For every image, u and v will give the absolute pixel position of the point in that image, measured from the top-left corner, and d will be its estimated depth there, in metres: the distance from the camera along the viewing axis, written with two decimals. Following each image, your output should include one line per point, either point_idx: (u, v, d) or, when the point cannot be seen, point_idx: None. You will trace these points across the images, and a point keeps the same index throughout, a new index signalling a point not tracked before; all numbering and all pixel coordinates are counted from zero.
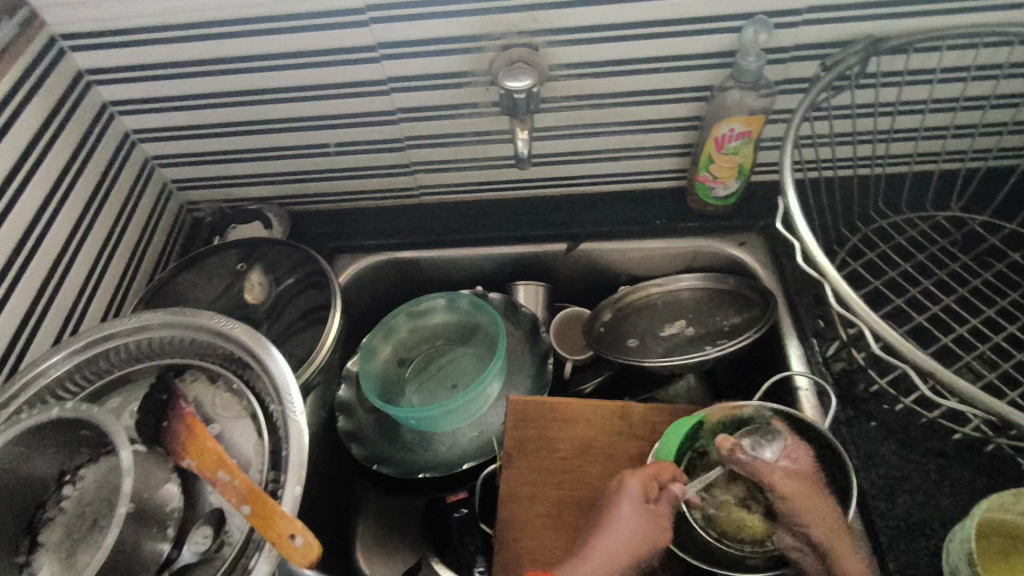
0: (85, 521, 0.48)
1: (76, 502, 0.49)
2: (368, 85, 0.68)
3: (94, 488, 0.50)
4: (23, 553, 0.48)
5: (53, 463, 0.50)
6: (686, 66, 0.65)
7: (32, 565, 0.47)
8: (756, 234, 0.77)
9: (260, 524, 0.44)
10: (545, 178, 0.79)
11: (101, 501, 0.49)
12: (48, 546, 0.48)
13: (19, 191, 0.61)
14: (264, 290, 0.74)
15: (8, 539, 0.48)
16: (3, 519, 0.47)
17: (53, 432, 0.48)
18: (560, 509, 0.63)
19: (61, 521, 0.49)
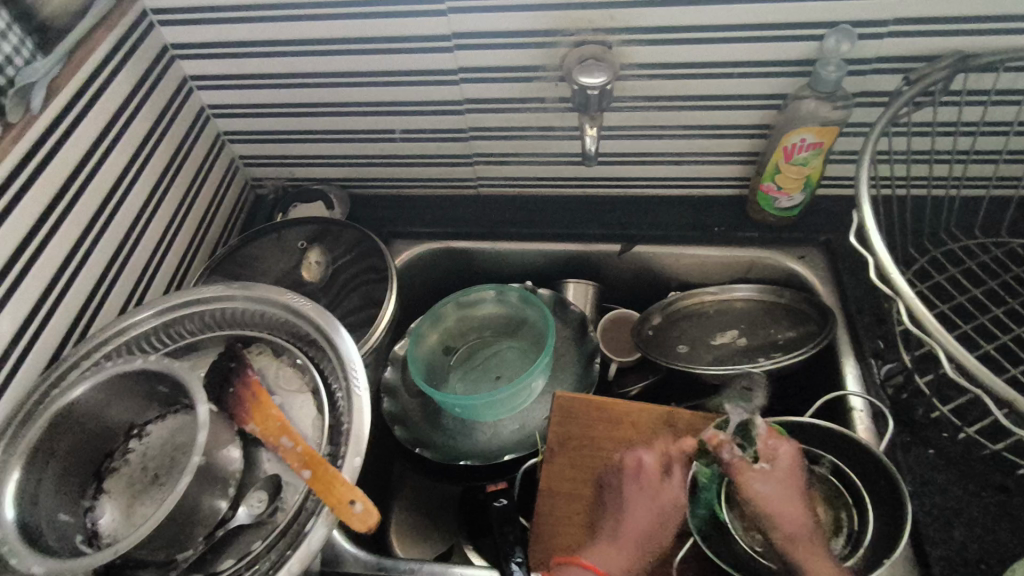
0: (149, 475, 0.51)
1: (142, 456, 0.52)
2: (439, 74, 0.69)
3: (159, 444, 0.52)
4: (90, 498, 0.50)
5: (124, 416, 0.52)
6: (761, 73, 0.64)
7: (96, 511, 0.50)
8: (818, 249, 0.75)
9: (322, 488, 0.47)
10: (604, 177, 0.79)
11: (165, 456, 0.51)
12: (113, 495, 0.50)
13: (105, 156, 0.64)
14: (321, 268, 0.76)
15: (78, 483, 0.50)
16: (77, 462, 0.50)
17: (132, 386, 0.50)
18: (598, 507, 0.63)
19: (126, 473, 0.51)
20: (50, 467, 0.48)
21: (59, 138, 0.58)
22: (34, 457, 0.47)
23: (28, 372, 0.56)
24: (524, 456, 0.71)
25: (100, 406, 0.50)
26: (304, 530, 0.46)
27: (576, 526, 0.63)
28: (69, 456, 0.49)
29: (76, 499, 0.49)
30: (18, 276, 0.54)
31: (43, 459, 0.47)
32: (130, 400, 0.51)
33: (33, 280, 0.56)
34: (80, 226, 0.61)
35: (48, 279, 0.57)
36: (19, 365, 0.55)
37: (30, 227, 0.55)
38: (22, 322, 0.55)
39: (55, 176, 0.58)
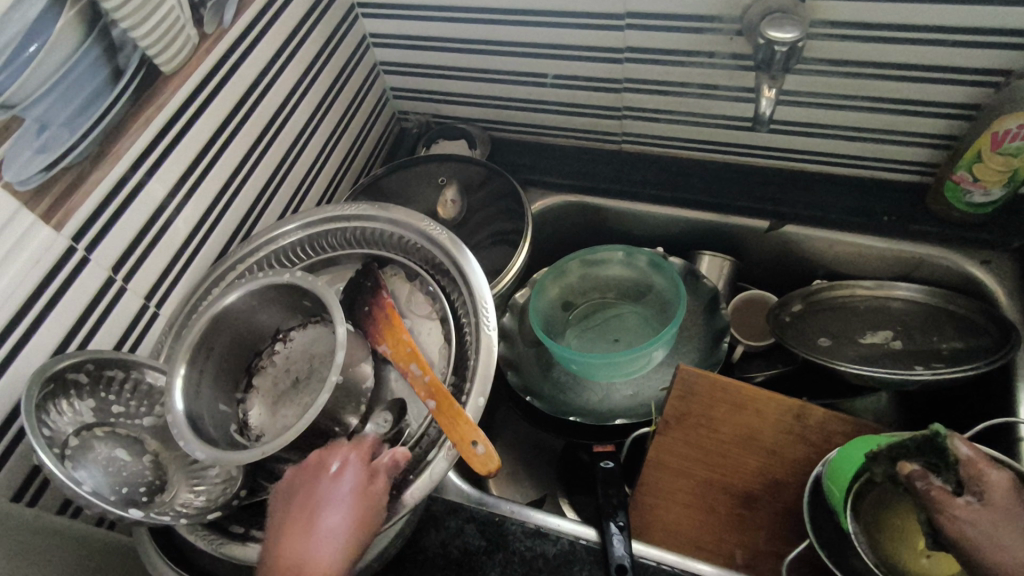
0: (290, 376, 0.55)
1: (286, 358, 0.56)
2: (605, 18, 0.65)
3: (300, 349, 0.56)
4: (241, 392, 0.54)
5: (273, 321, 0.56)
6: (985, 42, 0.55)
7: (247, 404, 0.54)
8: (1008, 254, 0.66)
9: (450, 423, 0.48)
10: (764, 147, 0.73)
11: (306, 362, 0.55)
12: (261, 392, 0.55)
13: (279, 74, 0.67)
14: (456, 208, 0.77)
15: (231, 377, 0.54)
16: (233, 359, 0.54)
17: (283, 294, 0.53)
18: (705, 488, 0.61)
19: (271, 373, 0.55)
20: (211, 358, 0.52)
21: (242, 51, 0.61)
22: (198, 347, 0.50)
23: (197, 268, 0.61)
24: (635, 424, 0.69)
25: (254, 310, 0.53)
26: (426, 459, 0.49)
27: (678, 501, 0.61)
28: (225, 350, 0.53)
29: (229, 391, 0.54)
30: (198, 178, 0.59)
31: (205, 350, 0.51)
32: (281, 307, 0.55)
33: (209, 184, 0.60)
34: (252, 138, 0.65)
35: (221, 185, 0.62)
36: (190, 261, 0.60)
37: (211, 133, 0.59)
38: (197, 222, 0.60)
39: (237, 88, 0.61)
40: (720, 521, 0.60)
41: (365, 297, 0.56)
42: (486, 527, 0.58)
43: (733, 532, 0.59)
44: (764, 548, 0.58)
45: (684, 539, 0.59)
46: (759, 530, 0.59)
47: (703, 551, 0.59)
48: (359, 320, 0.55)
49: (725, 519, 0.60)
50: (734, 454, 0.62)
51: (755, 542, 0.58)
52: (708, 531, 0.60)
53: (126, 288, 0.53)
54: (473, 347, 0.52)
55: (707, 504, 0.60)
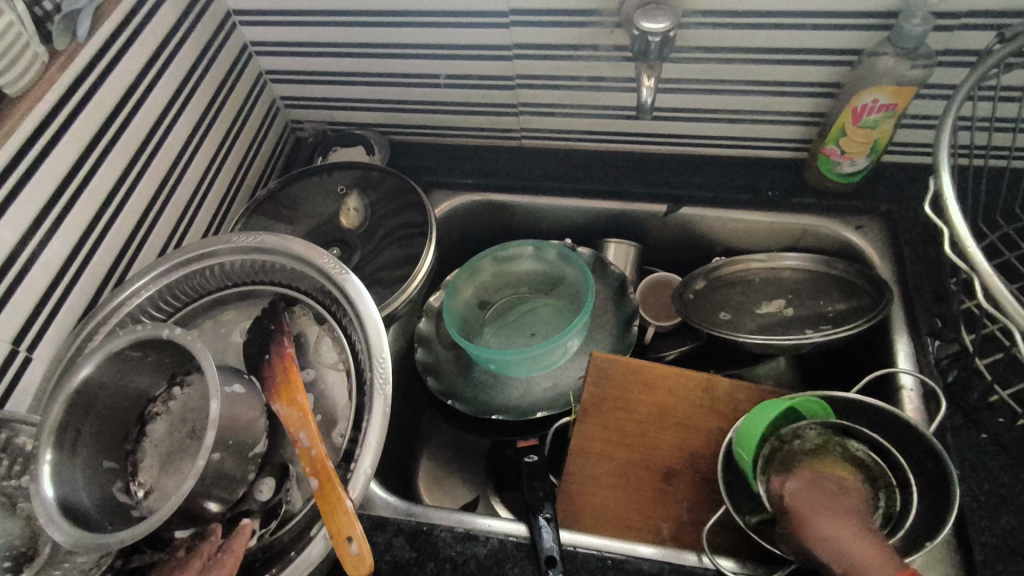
0: (187, 426, 0.51)
1: (182, 405, 0.51)
2: (488, 16, 0.66)
3: (197, 397, 0.51)
4: (132, 441, 0.50)
5: (164, 368, 0.51)
6: (837, 24, 0.59)
7: (137, 455, 0.50)
8: (878, 219, 0.71)
9: (325, 511, 0.45)
10: (656, 134, 0.76)
11: (202, 411, 0.51)
12: (154, 441, 0.50)
13: (151, 90, 0.63)
14: (360, 216, 0.74)
15: (120, 427, 0.50)
16: (120, 410, 0.49)
17: (167, 345, 0.48)
18: (625, 470, 0.63)
19: (166, 420, 0.51)
20: (92, 412, 0.47)
21: (103, 68, 0.57)
22: (72, 405, 0.45)
23: (73, 305, 0.56)
24: (557, 415, 0.70)
25: (138, 360, 0.49)
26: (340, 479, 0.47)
27: (599, 484, 0.62)
28: (110, 401, 0.48)
29: (117, 442, 0.49)
30: (64, 208, 0.54)
31: (82, 407, 0.46)
32: (170, 354, 0.50)
33: (79, 213, 0.56)
34: (124, 161, 0.60)
35: (92, 213, 0.57)
36: (63, 299, 0.55)
37: (75, 158, 0.55)
38: (67, 255, 0.55)
39: (101, 108, 0.57)
40: (643, 499, 0.61)
41: (268, 345, 0.53)
42: (415, 538, 0.57)
43: (652, 509, 0.61)
44: (686, 519, 0.60)
45: (609, 522, 0.61)
46: (677, 505, 0.61)
47: (625, 531, 0.60)
48: (261, 374, 0.52)
49: (649, 496, 0.61)
50: (650, 433, 0.64)
51: (676, 513, 0.60)
52: (632, 509, 0.61)
53: None
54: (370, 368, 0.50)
55: (627, 484, 0.62)
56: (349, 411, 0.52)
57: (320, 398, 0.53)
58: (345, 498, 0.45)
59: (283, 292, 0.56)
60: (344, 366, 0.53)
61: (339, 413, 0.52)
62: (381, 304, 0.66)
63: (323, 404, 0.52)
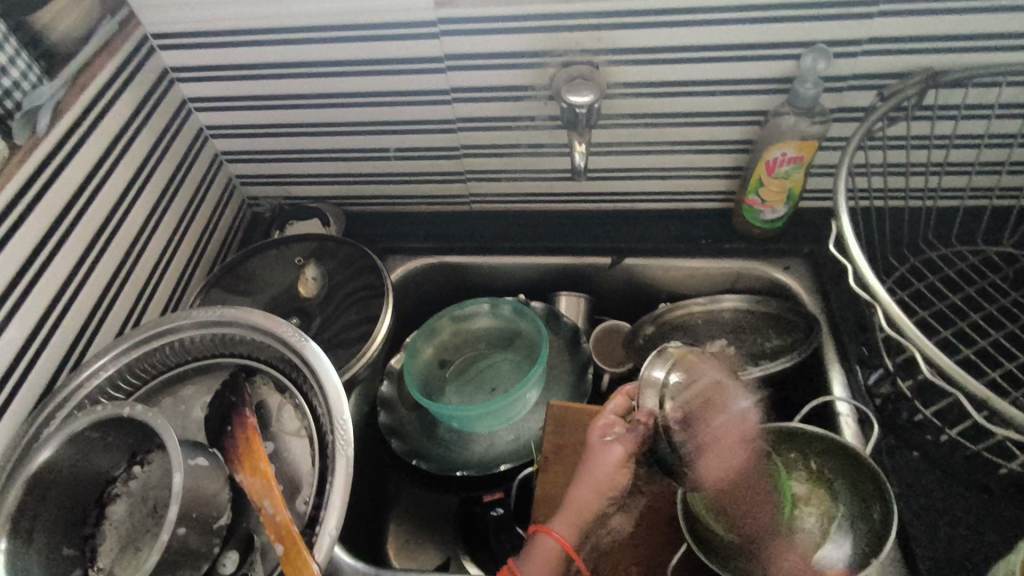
0: (148, 505, 0.50)
1: (143, 484, 0.51)
2: (432, 94, 0.71)
3: (158, 475, 0.51)
4: (90, 525, 0.49)
5: (123, 447, 0.51)
6: (743, 89, 0.66)
7: (96, 539, 0.49)
8: (802, 260, 0.78)
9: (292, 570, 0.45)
10: (595, 192, 0.81)
11: (164, 488, 0.51)
12: (113, 523, 0.50)
13: (107, 176, 0.65)
14: (317, 285, 0.77)
15: (78, 510, 0.49)
16: (78, 492, 0.49)
17: (126, 423, 0.49)
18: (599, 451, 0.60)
19: (126, 501, 0.50)
20: (50, 496, 0.47)
21: (63, 159, 0.60)
22: (30, 488, 0.46)
23: (28, 391, 0.56)
24: (521, 465, 0.72)
25: (97, 441, 0.49)
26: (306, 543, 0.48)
27: (600, 488, 0.58)
28: (69, 485, 0.49)
29: (74, 526, 0.49)
30: (22, 294, 0.55)
31: (40, 490, 0.47)
32: (130, 433, 0.51)
33: (36, 299, 0.57)
34: (81, 245, 0.62)
35: (49, 298, 0.58)
36: (18, 384, 0.55)
37: (33, 245, 0.57)
38: (23, 341, 0.55)
39: (60, 196, 0.59)
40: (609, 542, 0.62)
41: (229, 416, 0.54)
42: None
43: (616, 552, 0.62)
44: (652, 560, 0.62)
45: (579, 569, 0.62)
46: (633, 521, 0.63)
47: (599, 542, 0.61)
48: (223, 445, 0.53)
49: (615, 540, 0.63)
50: None
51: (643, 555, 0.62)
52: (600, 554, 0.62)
53: None
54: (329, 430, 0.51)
55: (614, 468, 0.59)
56: (313, 476, 0.52)
57: (282, 464, 0.53)
58: (310, 558, 0.45)
59: (244, 363, 0.58)
60: (306, 431, 0.54)
61: (302, 478, 0.52)
62: (342, 369, 0.67)
63: (286, 468, 0.53)
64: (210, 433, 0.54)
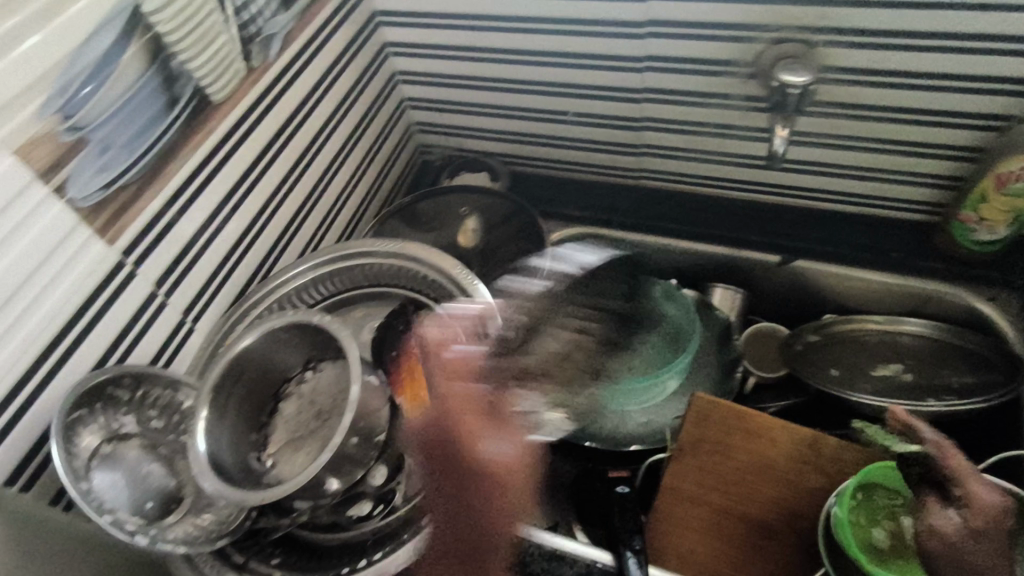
0: (315, 409, 0.55)
1: (312, 390, 0.55)
2: (625, 61, 0.70)
3: (328, 384, 0.55)
4: (266, 415, 0.55)
5: (301, 353, 0.55)
6: (986, 90, 0.58)
7: (269, 428, 0.55)
8: (1013, 292, 0.68)
9: (441, 501, 0.49)
10: (775, 184, 0.76)
11: (331, 396, 0.54)
12: (286, 417, 0.55)
13: (317, 105, 0.71)
14: (477, 237, 0.79)
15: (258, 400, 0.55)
16: (261, 384, 0.55)
17: (313, 332, 0.53)
18: (434, 449, 0.49)
19: (298, 401, 0.56)
20: (242, 382, 0.53)
21: (286, 82, 0.66)
22: (229, 369, 0.52)
23: (230, 288, 0.63)
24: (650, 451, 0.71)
25: (285, 342, 0.54)
26: None
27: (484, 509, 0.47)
28: (257, 377, 0.54)
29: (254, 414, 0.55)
30: (237, 202, 0.62)
31: (236, 374, 0.52)
32: (313, 341, 0.54)
33: (248, 206, 0.64)
34: (288, 166, 0.68)
35: (258, 207, 0.65)
36: (225, 280, 0.62)
37: (253, 160, 0.63)
38: (232, 243, 0.62)
39: (279, 118, 0.65)
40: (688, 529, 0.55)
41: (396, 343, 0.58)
42: None
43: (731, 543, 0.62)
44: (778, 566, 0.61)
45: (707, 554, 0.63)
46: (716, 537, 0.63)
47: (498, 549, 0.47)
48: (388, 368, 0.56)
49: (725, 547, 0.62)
50: (748, 481, 0.63)
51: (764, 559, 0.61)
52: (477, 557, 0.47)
53: (166, 303, 0.56)
54: (489, 375, 0.53)
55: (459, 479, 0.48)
56: None
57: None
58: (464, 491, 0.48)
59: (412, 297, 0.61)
60: None
61: None
62: None
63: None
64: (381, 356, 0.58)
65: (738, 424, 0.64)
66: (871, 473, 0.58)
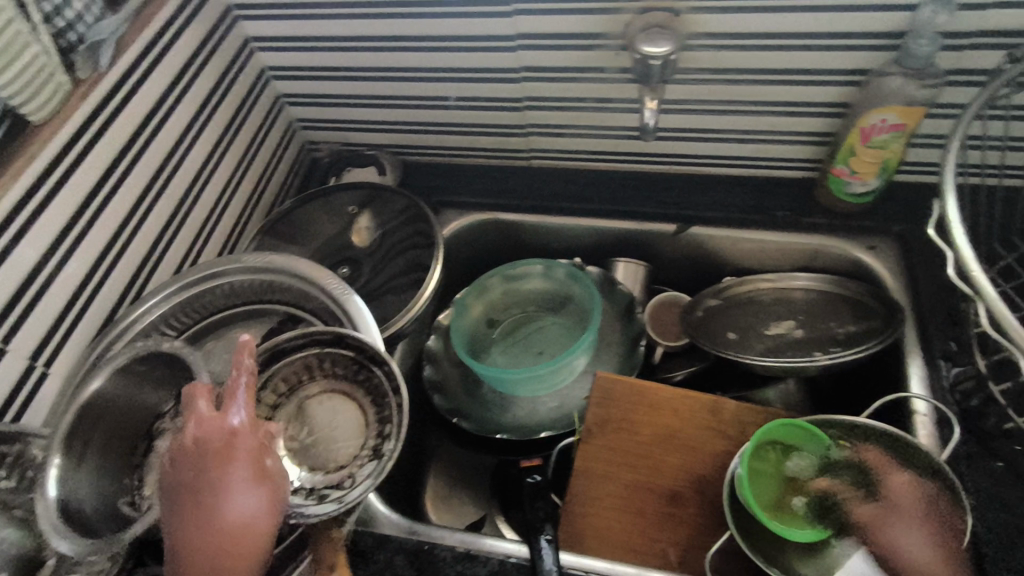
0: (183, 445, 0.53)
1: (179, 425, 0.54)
2: (497, 40, 0.67)
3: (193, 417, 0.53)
4: (138, 457, 0.53)
5: (170, 385, 0.54)
6: (844, 45, 0.59)
7: (144, 470, 0.52)
8: (891, 239, 0.70)
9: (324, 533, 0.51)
10: (663, 153, 0.76)
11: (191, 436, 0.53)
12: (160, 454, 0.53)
13: (171, 111, 0.66)
14: (371, 234, 0.76)
15: (128, 441, 0.53)
16: (125, 427, 0.52)
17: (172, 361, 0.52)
18: (220, 475, 0.42)
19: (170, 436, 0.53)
20: (100, 429, 0.50)
21: (125, 93, 0.60)
22: (83, 415, 0.49)
23: (90, 321, 0.58)
24: (562, 434, 0.70)
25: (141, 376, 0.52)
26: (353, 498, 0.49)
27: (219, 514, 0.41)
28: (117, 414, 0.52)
29: (124, 457, 0.52)
30: (84, 227, 0.57)
31: (90, 423, 0.49)
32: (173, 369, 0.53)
33: (100, 231, 0.58)
34: (142, 181, 0.62)
35: (112, 231, 0.60)
36: (82, 314, 0.57)
37: (96, 181, 0.57)
38: (85, 274, 0.57)
39: (122, 132, 0.60)
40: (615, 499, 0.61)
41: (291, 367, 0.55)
42: (416, 558, 0.58)
43: (648, 518, 0.61)
44: (693, 542, 0.59)
45: (627, 532, 0.61)
46: (635, 514, 0.62)
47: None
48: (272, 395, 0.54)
49: (642, 521, 0.61)
50: (656, 454, 0.64)
51: (683, 528, 0.60)
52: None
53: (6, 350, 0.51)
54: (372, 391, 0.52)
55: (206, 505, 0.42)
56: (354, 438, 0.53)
57: (335, 429, 0.55)
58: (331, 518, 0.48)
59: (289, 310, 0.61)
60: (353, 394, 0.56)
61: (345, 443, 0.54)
62: (387, 322, 0.67)
63: (341, 433, 0.55)
64: (298, 413, 0.57)
65: (643, 400, 0.65)
66: (770, 433, 0.59)
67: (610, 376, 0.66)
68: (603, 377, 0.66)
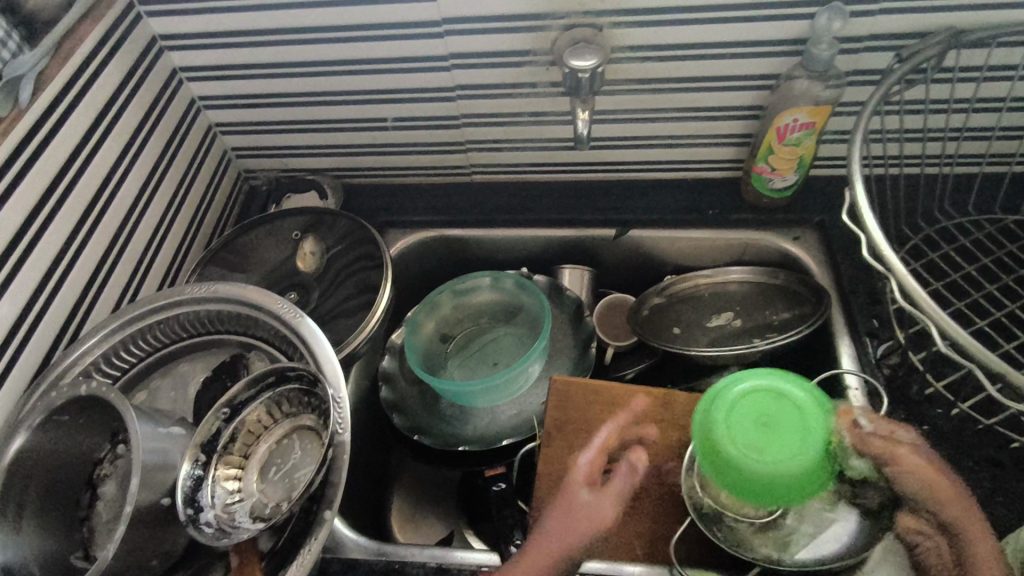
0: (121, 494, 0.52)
1: (118, 471, 0.53)
2: (431, 61, 0.69)
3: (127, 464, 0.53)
4: (83, 508, 0.52)
5: (104, 428, 0.53)
6: (755, 53, 0.63)
7: (91, 519, 0.52)
8: (812, 229, 0.75)
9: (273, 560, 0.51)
10: (598, 162, 0.79)
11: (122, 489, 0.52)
12: (105, 501, 0.52)
13: (99, 146, 0.64)
14: (316, 259, 0.75)
15: (70, 489, 0.52)
16: (64, 476, 0.51)
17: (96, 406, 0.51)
18: None
19: (114, 481, 0.52)
20: (33, 485, 0.49)
21: (48, 130, 0.58)
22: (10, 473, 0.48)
23: (23, 368, 0.56)
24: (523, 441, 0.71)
25: (71, 426, 0.51)
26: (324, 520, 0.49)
27: None
28: (51, 465, 0.51)
29: (68, 509, 0.51)
30: (11, 270, 0.54)
31: (20, 479, 0.48)
32: (99, 414, 0.52)
33: (29, 273, 0.56)
34: (72, 220, 0.60)
35: (43, 273, 0.57)
36: (13, 361, 0.55)
37: (20, 222, 0.55)
38: (14, 319, 0.55)
39: (48, 170, 0.58)
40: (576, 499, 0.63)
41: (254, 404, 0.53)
42: None
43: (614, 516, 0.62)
44: (657, 534, 0.61)
45: None
46: None
47: None
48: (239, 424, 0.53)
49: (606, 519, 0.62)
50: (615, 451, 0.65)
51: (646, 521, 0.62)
52: None
53: None
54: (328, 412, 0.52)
55: None
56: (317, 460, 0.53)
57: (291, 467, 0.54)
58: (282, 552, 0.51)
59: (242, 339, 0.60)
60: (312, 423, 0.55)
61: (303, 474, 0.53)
62: (340, 344, 0.67)
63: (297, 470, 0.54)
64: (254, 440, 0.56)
65: (598, 399, 0.68)
66: None
67: (562, 380, 0.69)
68: (558, 381, 0.69)
